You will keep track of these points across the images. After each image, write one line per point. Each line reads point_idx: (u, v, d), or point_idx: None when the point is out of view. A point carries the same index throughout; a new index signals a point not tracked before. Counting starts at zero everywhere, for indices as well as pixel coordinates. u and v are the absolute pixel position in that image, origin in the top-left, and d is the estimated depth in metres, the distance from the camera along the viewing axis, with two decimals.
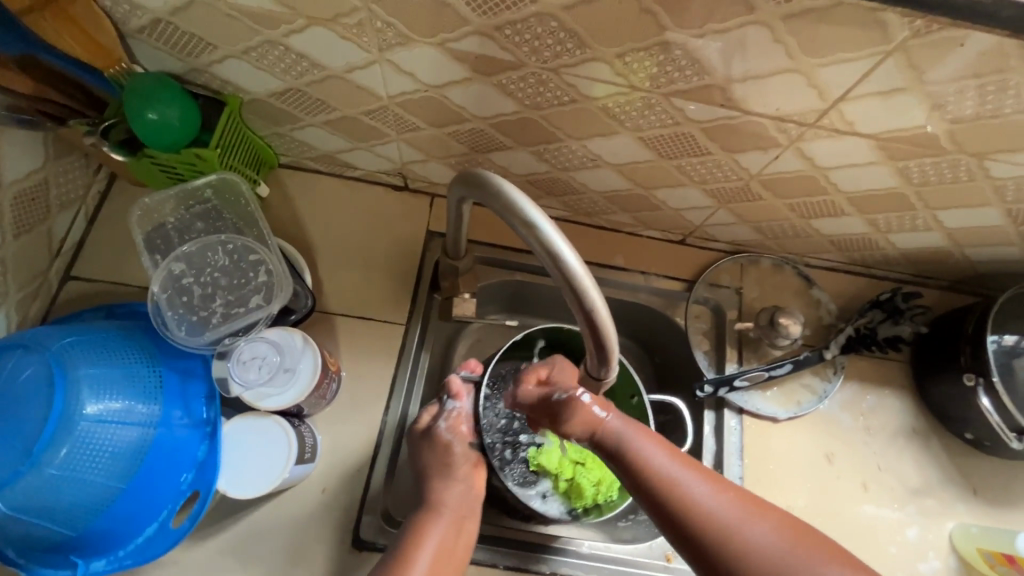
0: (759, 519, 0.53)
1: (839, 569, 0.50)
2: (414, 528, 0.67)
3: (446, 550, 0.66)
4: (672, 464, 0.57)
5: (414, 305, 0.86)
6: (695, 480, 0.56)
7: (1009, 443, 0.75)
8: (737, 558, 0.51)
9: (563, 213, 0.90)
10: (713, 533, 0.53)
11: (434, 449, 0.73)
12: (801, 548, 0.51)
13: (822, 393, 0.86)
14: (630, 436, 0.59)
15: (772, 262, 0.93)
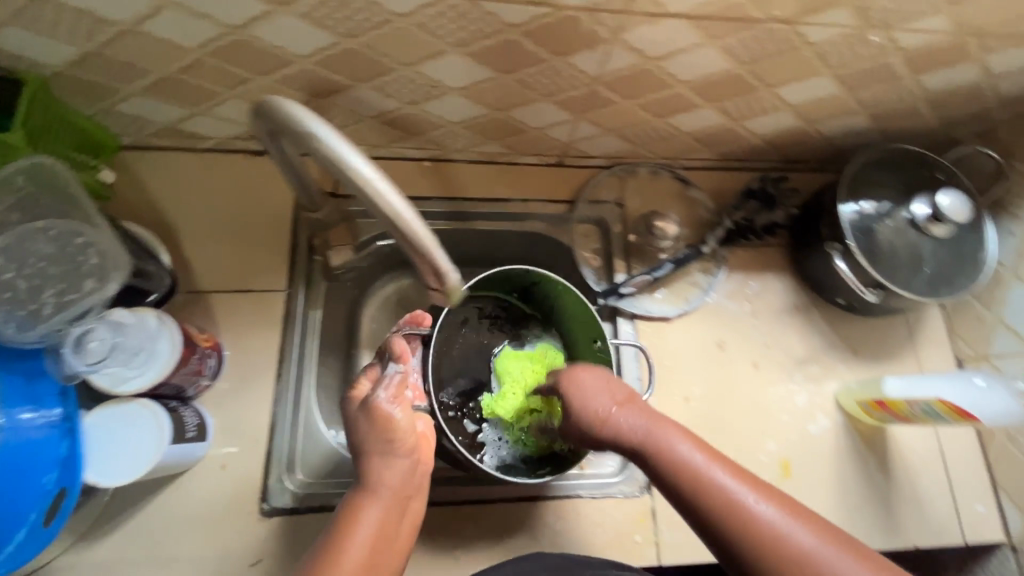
0: (732, 476, 0.59)
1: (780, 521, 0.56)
2: (347, 514, 0.61)
3: (383, 537, 0.60)
4: (701, 461, 0.60)
5: (293, 269, 0.83)
6: (718, 473, 0.59)
7: (866, 297, 0.81)
8: (696, 489, 0.59)
9: (435, 152, 0.89)
10: (681, 467, 0.60)
11: (371, 423, 0.64)
12: (836, 551, 0.54)
13: (707, 287, 0.90)
14: (626, 396, 0.66)
15: (649, 169, 0.94)
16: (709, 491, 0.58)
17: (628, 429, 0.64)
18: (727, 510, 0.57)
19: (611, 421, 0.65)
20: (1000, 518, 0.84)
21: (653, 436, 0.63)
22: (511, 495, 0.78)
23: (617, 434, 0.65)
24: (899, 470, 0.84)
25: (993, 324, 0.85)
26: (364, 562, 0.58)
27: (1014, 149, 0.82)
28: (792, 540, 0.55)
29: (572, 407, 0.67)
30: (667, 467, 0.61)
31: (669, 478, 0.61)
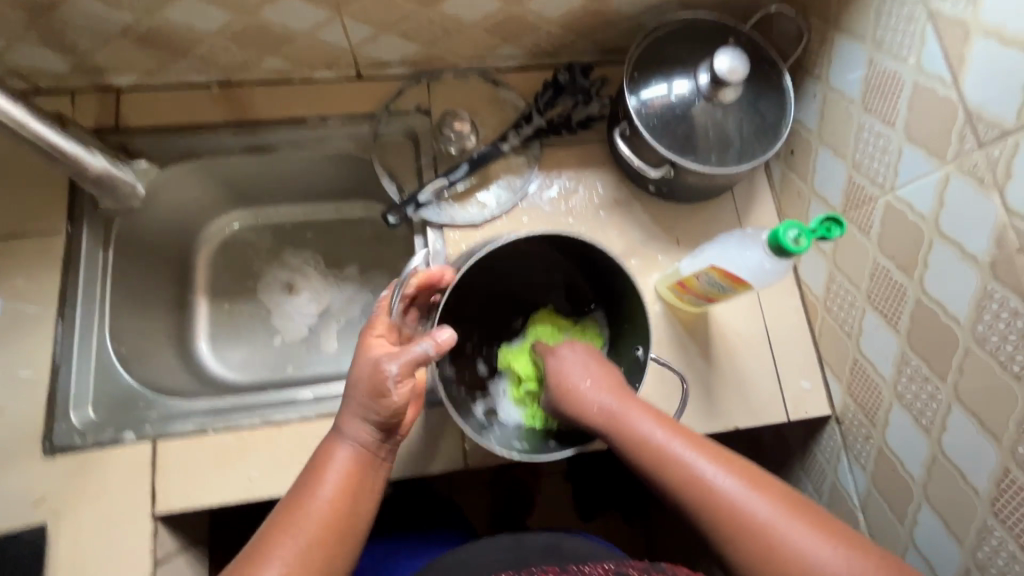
0: (693, 448, 0.59)
1: (746, 489, 0.56)
2: (319, 459, 0.61)
3: (351, 485, 0.60)
4: (665, 436, 0.61)
5: (74, 209, 0.80)
6: (682, 448, 0.59)
7: (646, 172, 0.77)
8: (662, 469, 0.59)
9: (219, 74, 0.84)
10: (647, 449, 0.61)
11: (366, 374, 0.60)
12: (786, 516, 0.54)
13: (521, 189, 0.87)
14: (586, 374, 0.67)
15: (455, 74, 0.89)
16: (667, 463, 0.59)
17: (592, 407, 0.65)
18: (683, 482, 0.58)
19: (582, 397, 0.65)
20: (826, 392, 0.82)
21: (619, 412, 0.63)
22: (310, 413, 0.77)
23: (588, 410, 0.65)
24: (721, 355, 0.83)
25: (809, 195, 0.82)
26: (336, 511, 0.58)
27: (809, 5, 0.77)
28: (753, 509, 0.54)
29: (556, 389, 0.68)
30: (630, 440, 0.62)
31: (629, 453, 0.62)
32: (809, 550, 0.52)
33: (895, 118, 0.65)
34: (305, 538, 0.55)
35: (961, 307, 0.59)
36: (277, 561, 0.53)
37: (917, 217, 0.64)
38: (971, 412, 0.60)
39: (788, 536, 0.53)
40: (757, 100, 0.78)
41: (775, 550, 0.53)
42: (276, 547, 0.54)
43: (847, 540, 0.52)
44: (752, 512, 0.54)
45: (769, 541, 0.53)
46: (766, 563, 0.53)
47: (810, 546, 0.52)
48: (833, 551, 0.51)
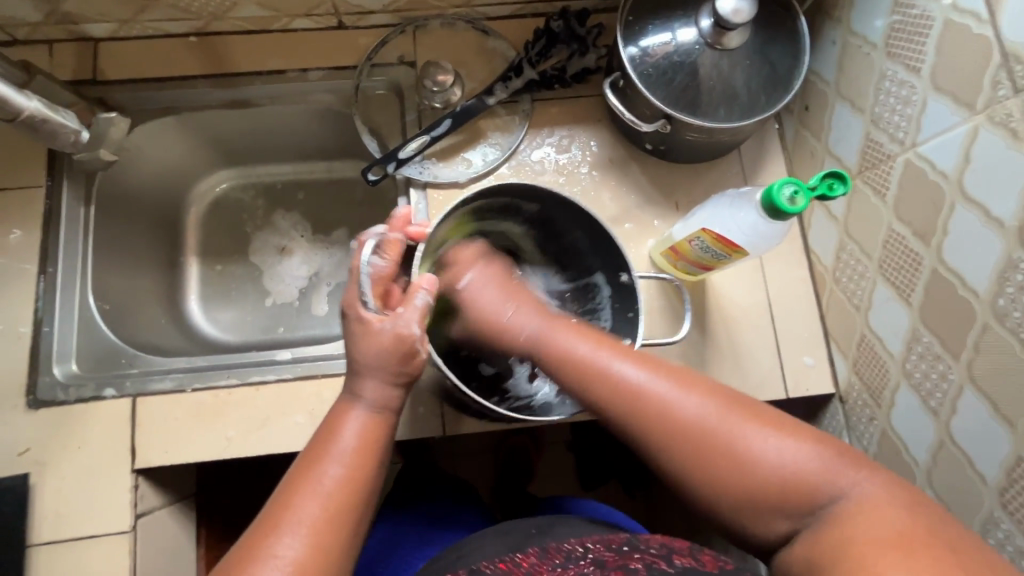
0: (622, 358, 0.56)
1: (683, 393, 0.52)
2: (329, 425, 0.55)
3: (368, 448, 0.54)
4: (593, 349, 0.58)
5: (54, 164, 0.80)
6: (614, 359, 0.56)
7: (640, 128, 0.71)
8: (591, 381, 0.56)
9: (196, 24, 0.81)
10: (569, 365, 0.57)
11: (376, 346, 0.56)
12: (722, 412, 0.50)
13: (508, 146, 0.82)
14: (504, 306, 0.67)
15: (442, 23, 0.84)
16: (600, 377, 0.55)
17: (518, 330, 0.64)
18: (617, 398, 0.54)
19: (503, 321, 0.66)
20: (829, 368, 0.77)
21: (549, 330, 0.62)
22: (287, 375, 0.76)
23: (515, 331, 0.65)
24: (717, 326, 0.77)
25: (822, 155, 0.74)
26: (350, 479, 0.51)
27: None
28: (688, 408, 0.51)
29: (466, 304, 0.69)
30: (561, 360, 0.59)
31: (562, 378, 0.58)
32: (753, 442, 0.49)
33: (920, 64, 0.58)
34: (321, 502, 0.49)
35: (982, 278, 0.53)
36: (295, 527, 0.48)
37: (938, 177, 0.57)
38: (986, 396, 0.54)
39: (728, 430, 0.49)
40: (768, 47, 0.70)
41: (717, 448, 0.49)
42: (291, 512, 0.48)
43: (789, 429, 0.49)
44: (689, 414, 0.51)
45: (709, 439, 0.49)
46: (707, 463, 0.49)
47: (752, 437, 0.49)
48: (774, 443, 0.48)
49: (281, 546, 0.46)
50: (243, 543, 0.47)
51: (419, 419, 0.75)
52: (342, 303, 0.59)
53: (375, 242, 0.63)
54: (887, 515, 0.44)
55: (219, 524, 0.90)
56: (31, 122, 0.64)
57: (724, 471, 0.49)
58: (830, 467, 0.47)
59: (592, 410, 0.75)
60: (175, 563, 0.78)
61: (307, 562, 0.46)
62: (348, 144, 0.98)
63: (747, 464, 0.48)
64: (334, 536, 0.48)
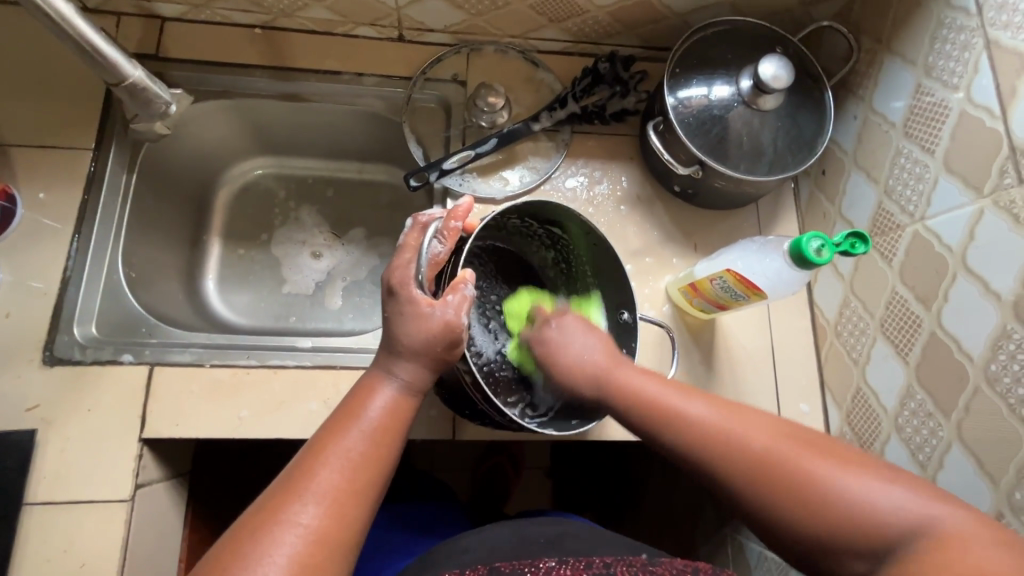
0: (692, 398, 0.58)
1: (750, 431, 0.53)
2: (354, 398, 0.55)
3: (389, 427, 0.54)
4: (662, 390, 0.60)
5: (104, 130, 0.81)
6: (685, 402, 0.58)
7: (677, 170, 0.77)
8: (662, 422, 0.57)
9: (264, 18, 0.85)
10: (641, 411, 0.60)
11: (417, 325, 0.57)
12: (787, 445, 0.51)
13: (545, 170, 0.86)
14: (562, 344, 0.68)
15: (496, 49, 0.89)
16: (668, 414, 0.57)
17: (589, 372, 0.65)
18: (682, 435, 0.56)
19: (585, 365, 0.66)
20: (822, 416, 0.81)
21: (611, 372, 0.64)
22: (307, 362, 0.77)
23: (581, 371, 0.66)
24: (722, 364, 0.81)
25: (834, 218, 0.80)
26: (371, 457, 0.51)
27: (863, 24, 0.76)
28: (753, 439, 0.52)
29: (545, 349, 0.69)
30: (625, 395, 0.61)
31: (630, 412, 0.60)
32: (837, 480, 0.48)
33: (935, 146, 0.64)
34: (344, 473, 0.49)
35: (977, 344, 0.58)
36: (317, 496, 0.47)
37: (944, 249, 0.62)
38: (973, 454, 0.58)
39: (795, 464, 0.50)
40: (797, 112, 0.76)
41: (784, 485, 0.49)
42: (312, 478, 0.47)
43: (861, 464, 0.49)
44: (748, 446, 0.52)
45: (775, 475, 0.50)
46: (773, 497, 0.49)
47: (824, 472, 0.48)
48: (847, 477, 0.48)
49: (299, 509, 0.46)
50: (256, 504, 0.47)
51: (428, 421, 0.77)
52: (386, 283, 0.60)
53: (435, 227, 0.63)
54: (971, 550, 0.42)
55: (203, 507, 0.88)
56: (132, 88, 0.66)
57: (793, 507, 0.48)
58: (909, 501, 0.46)
59: (596, 431, 0.78)
60: (162, 539, 0.77)
61: (321, 533, 0.45)
62: (386, 149, 1.01)
63: (823, 499, 0.47)
64: (349, 510, 0.47)
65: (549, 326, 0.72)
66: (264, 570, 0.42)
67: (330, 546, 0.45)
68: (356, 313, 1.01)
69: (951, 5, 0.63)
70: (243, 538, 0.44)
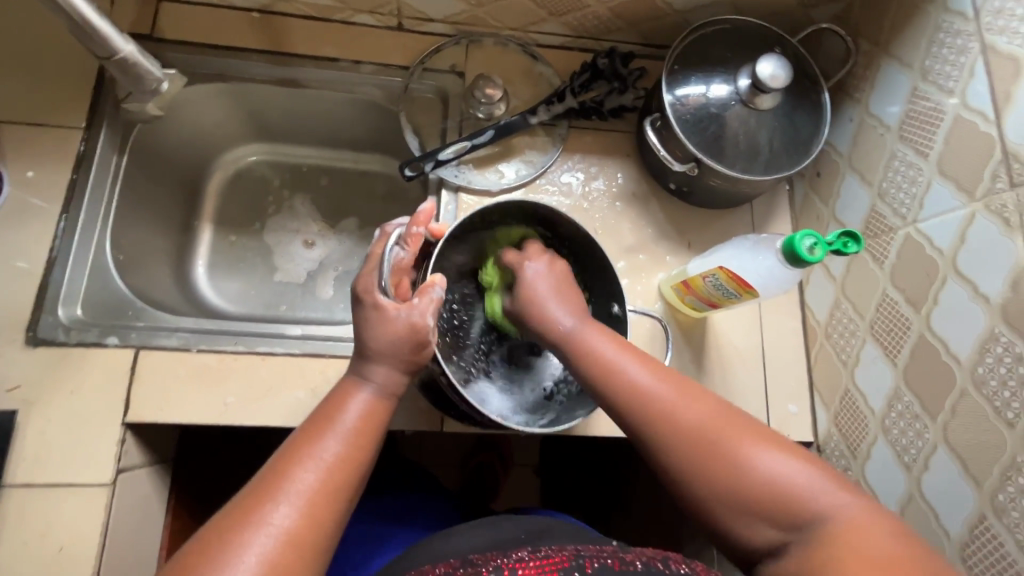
0: (637, 363, 0.56)
1: (689, 404, 0.52)
2: (333, 401, 0.54)
3: (367, 431, 0.52)
4: (610, 349, 0.57)
5: (94, 109, 0.80)
6: (632, 365, 0.55)
7: (674, 167, 0.76)
8: (609, 377, 0.55)
9: (262, 1, 0.84)
10: (591, 364, 0.57)
11: (385, 327, 0.56)
12: (723, 421, 0.50)
13: (541, 164, 0.86)
14: (531, 280, 0.65)
15: (495, 41, 0.88)
16: (611, 374, 0.55)
17: (553, 322, 0.61)
18: (625, 393, 0.54)
19: (547, 313, 0.62)
20: (810, 417, 0.81)
21: (576, 323, 0.60)
22: (295, 349, 0.76)
23: (542, 322, 0.62)
24: (712, 363, 0.81)
25: (827, 220, 0.81)
26: (347, 459, 0.50)
27: (861, 28, 0.76)
28: (686, 407, 0.51)
29: (521, 297, 0.65)
30: (583, 354, 0.58)
31: (580, 368, 0.58)
32: (761, 457, 0.48)
33: (929, 150, 0.64)
34: (319, 476, 0.48)
35: (965, 347, 0.58)
36: (289, 496, 0.46)
37: (935, 251, 0.63)
38: (958, 456, 0.59)
39: (725, 437, 0.49)
40: (794, 113, 0.77)
41: (716, 456, 0.49)
42: (288, 481, 0.47)
43: (792, 450, 0.49)
44: (687, 417, 0.51)
45: (702, 445, 0.49)
46: (699, 467, 0.49)
47: (756, 451, 0.48)
48: (778, 459, 0.48)
49: (274, 510, 0.45)
50: (231, 503, 0.46)
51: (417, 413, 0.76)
52: (354, 291, 0.60)
53: (397, 233, 0.65)
54: (868, 538, 0.43)
55: (186, 495, 0.87)
56: (122, 63, 0.65)
57: (713, 472, 0.48)
58: (830, 488, 0.46)
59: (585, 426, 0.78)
60: (143, 526, 0.76)
61: (293, 537, 0.44)
62: (382, 139, 1.00)
63: (742, 472, 0.48)
64: (324, 518, 0.46)
65: (538, 248, 0.69)
66: (238, 570, 0.42)
67: (304, 547, 0.45)
68: (347, 303, 1.00)
69: (948, 9, 0.63)
70: (216, 538, 0.43)
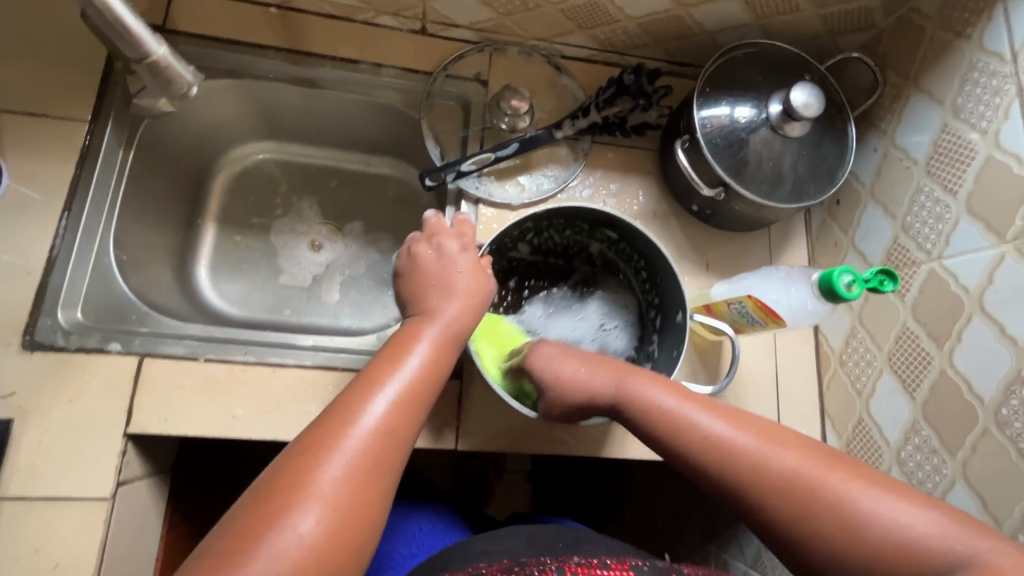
0: (710, 413, 0.54)
1: (781, 452, 0.49)
2: (399, 341, 0.56)
3: (433, 371, 0.54)
4: (676, 403, 0.56)
5: (102, 101, 0.76)
6: (707, 419, 0.53)
7: (702, 192, 0.76)
8: (688, 447, 0.53)
9: None
10: (660, 427, 0.55)
11: (439, 294, 0.61)
12: (819, 467, 0.48)
13: (562, 179, 0.85)
14: (553, 359, 0.64)
15: (520, 51, 0.87)
16: (685, 431, 0.53)
17: (598, 389, 0.61)
18: (701, 442, 0.52)
19: (592, 377, 0.62)
20: (820, 444, 0.81)
21: (616, 383, 0.60)
22: (307, 361, 0.74)
23: (592, 395, 0.61)
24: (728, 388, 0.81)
25: (846, 248, 0.81)
26: (401, 415, 0.50)
27: (890, 59, 0.76)
28: (780, 457, 0.49)
29: (540, 377, 0.64)
30: (642, 409, 0.57)
31: (647, 430, 0.56)
32: (875, 504, 0.45)
33: (958, 187, 0.65)
34: (394, 405, 0.49)
35: (989, 387, 0.59)
36: (343, 448, 0.46)
37: (960, 289, 0.63)
38: (978, 493, 0.59)
39: (827, 483, 0.46)
40: (820, 142, 0.77)
41: (812, 506, 0.46)
42: (363, 406, 0.48)
43: (892, 488, 0.46)
44: (772, 460, 0.49)
45: (803, 493, 0.47)
46: (794, 513, 0.46)
47: (865, 500, 0.45)
48: (888, 504, 0.45)
49: (353, 432, 0.47)
50: (311, 425, 0.48)
51: (428, 431, 0.74)
52: (399, 267, 0.66)
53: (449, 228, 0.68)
54: None
55: (180, 506, 0.84)
56: (154, 65, 0.61)
57: (819, 522, 0.45)
58: (949, 530, 0.43)
59: (599, 448, 0.77)
60: (139, 540, 0.72)
61: (346, 488, 0.44)
62: (396, 142, 0.98)
63: (856, 521, 0.44)
64: (388, 458, 0.47)
65: (553, 346, 0.66)
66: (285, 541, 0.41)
67: (356, 502, 0.44)
68: (354, 309, 0.98)
69: (983, 48, 0.64)
70: (298, 456, 0.45)
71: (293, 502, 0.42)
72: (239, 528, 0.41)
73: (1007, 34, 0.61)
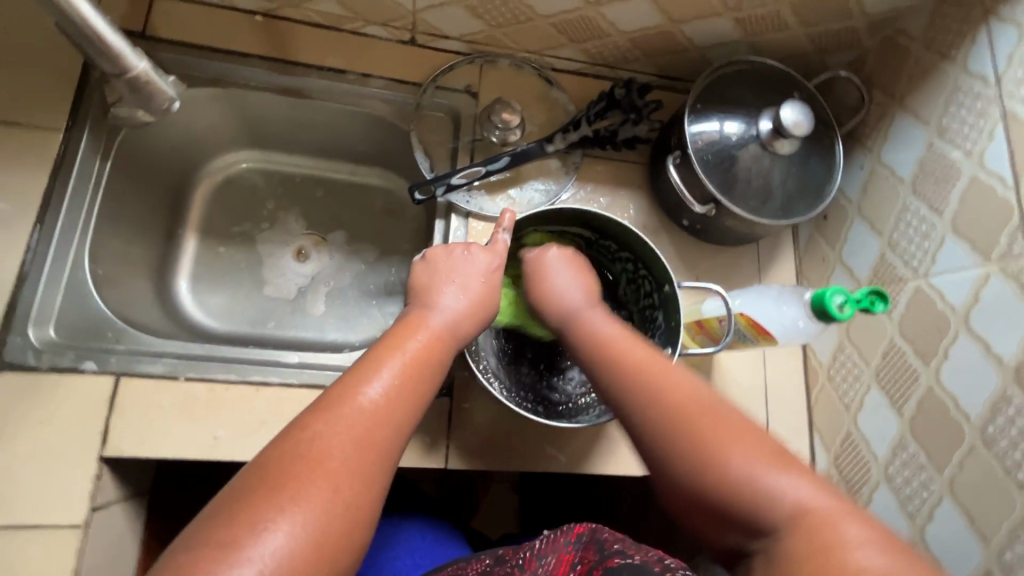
0: (637, 345, 0.57)
1: (687, 396, 0.51)
2: (397, 330, 0.55)
3: (431, 359, 0.53)
4: (617, 331, 0.59)
5: (77, 109, 0.73)
6: (634, 350, 0.56)
7: (695, 209, 0.76)
8: (609, 364, 0.56)
9: (267, 5, 0.79)
10: (593, 345, 0.59)
11: (461, 302, 0.60)
12: (714, 423, 0.48)
13: (554, 192, 0.84)
14: (542, 254, 0.67)
15: (511, 63, 0.86)
16: (614, 353, 0.56)
17: (557, 306, 0.63)
18: (627, 376, 0.54)
19: (544, 289, 0.65)
20: (808, 456, 0.81)
21: (582, 310, 0.62)
22: (292, 380, 0.71)
23: (554, 303, 0.64)
24: (720, 402, 0.80)
25: (834, 262, 0.82)
26: (393, 402, 0.47)
27: (876, 78, 0.78)
28: (677, 392, 0.51)
29: (529, 277, 0.67)
30: (587, 337, 0.59)
31: (582, 348, 0.60)
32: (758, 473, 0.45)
33: (943, 207, 0.66)
34: (384, 392, 0.47)
35: (975, 405, 0.60)
36: (335, 431, 0.44)
37: (946, 307, 0.64)
38: (966, 510, 0.60)
39: (717, 437, 0.47)
40: (809, 159, 0.77)
41: (700, 455, 0.47)
42: (359, 393, 0.47)
43: (782, 460, 0.47)
44: (687, 409, 0.50)
45: (691, 438, 0.48)
46: (685, 455, 0.48)
47: (758, 471, 0.46)
48: (767, 473, 0.45)
49: (347, 420, 0.45)
50: (301, 415, 0.46)
51: (418, 450, 0.72)
52: (412, 276, 0.64)
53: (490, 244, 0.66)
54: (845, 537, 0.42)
55: (152, 530, 0.80)
56: (133, 82, 0.60)
57: (694, 469, 0.47)
58: (805, 492, 0.45)
59: (590, 465, 0.76)
60: (111, 568, 0.69)
61: (331, 474, 0.42)
62: (384, 152, 0.96)
63: (727, 478, 0.46)
64: (375, 441, 0.45)
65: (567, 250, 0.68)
66: (261, 529, 0.38)
67: (341, 488, 0.41)
68: (339, 321, 0.95)
69: (968, 70, 0.65)
70: (292, 447, 0.42)
71: (295, 492, 0.40)
72: (218, 520, 0.39)
73: (991, 58, 0.63)
